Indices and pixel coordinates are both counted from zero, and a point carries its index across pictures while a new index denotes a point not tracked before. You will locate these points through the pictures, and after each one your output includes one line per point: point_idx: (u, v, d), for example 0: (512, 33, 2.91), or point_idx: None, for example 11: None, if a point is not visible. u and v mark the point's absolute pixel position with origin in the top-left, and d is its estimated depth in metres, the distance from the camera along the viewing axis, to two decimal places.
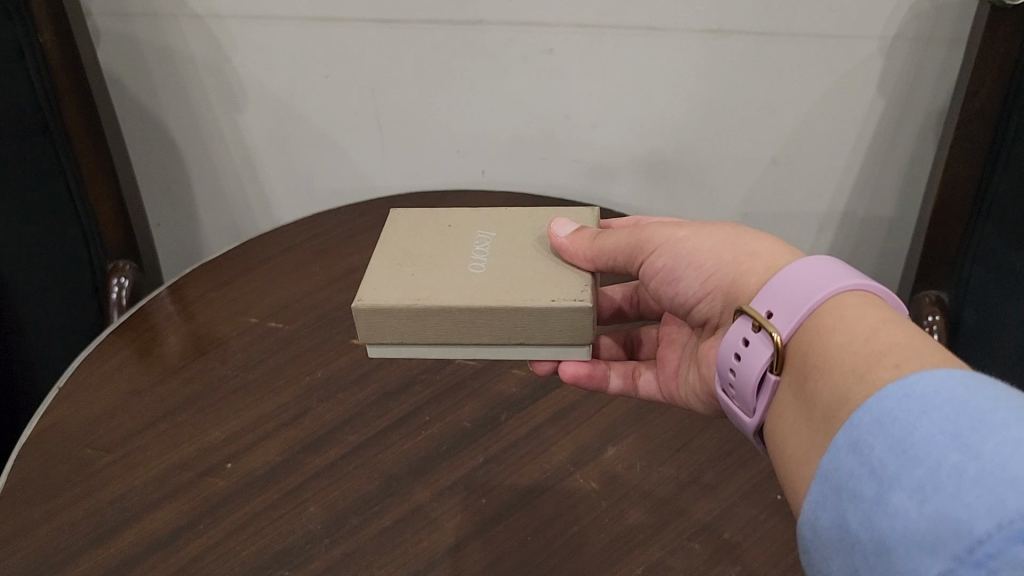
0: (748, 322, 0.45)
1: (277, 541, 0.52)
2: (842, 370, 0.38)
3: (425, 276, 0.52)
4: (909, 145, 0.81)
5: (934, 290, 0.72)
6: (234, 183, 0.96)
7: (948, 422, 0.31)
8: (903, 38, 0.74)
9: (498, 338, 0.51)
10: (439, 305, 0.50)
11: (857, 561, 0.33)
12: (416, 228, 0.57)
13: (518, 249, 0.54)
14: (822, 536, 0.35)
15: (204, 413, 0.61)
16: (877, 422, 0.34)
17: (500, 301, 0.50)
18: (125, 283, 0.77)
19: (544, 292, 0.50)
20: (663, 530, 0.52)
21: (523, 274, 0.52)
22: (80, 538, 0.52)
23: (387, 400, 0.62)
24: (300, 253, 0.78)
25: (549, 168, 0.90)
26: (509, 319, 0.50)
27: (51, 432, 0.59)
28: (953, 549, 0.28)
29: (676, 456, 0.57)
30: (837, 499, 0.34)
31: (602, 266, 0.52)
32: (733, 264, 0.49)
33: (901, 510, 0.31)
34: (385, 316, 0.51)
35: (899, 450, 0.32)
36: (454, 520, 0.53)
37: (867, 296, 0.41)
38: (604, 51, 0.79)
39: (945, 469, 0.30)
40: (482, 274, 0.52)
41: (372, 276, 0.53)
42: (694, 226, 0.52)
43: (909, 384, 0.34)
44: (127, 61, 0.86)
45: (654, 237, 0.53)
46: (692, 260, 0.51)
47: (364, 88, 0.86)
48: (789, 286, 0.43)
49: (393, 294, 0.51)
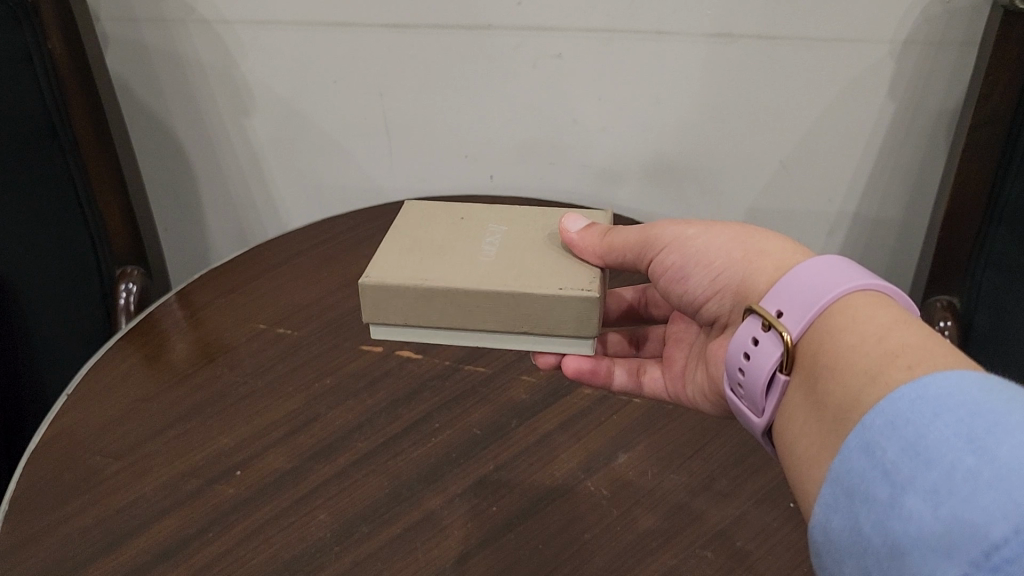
0: (758, 322, 0.44)
1: (288, 548, 0.51)
2: (854, 370, 0.37)
3: (435, 261, 0.52)
4: (920, 148, 0.81)
5: (947, 295, 0.71)
6: (241, 188, 0.96)
7: (962, 424, 0.31)
8: (914, 41, 0.74)
9: (502, 326, 0.51)
10: (444, 288, 0.49)
11: (870, 564, 0.32)
12: (427, 218, 0.56)
13: (529, 243, 0.54)
14: (833, 539, 0.35)
15: (213, 419, 0.61)
16: (890, 424, 0.33)
17: (506, 287, 0.49)
18: (134, 288, 0.77)
19: (551, 282, 0.50)
20: (677, 537, 0.52)
21: (532, 265, 0.52)
22: (90, 545, 0.51)
23: (397, 407, 0.62)
24: (309, 259, 0.77)
25: (558, 173, 0.90)
26: (515, 306, 0.50)
27: (60, 438, 0.59)
28: (969, 554, 0.28)
29: (688, 463, 0.57)
30: (849, 502, 0.34)
31: (612, 264, 0.52)
32: (742, 263, 0.48)
33: (915, 514, 0.30)
34: (390, 295, 0.50)
35: (912, 453, 0.32)
36: (465, 528, 0.53)
37: (877, 295, 0.41)
38: (614, 54, 0.79)
39: (960, 472, 0.29)
40: (490, 262, 0.52)
41: (382, 257, 0.52)
42: (705, 224, 0.52)
43: (922, 386, 0.33)
44: (136, 67, 0.86)
45: (664, 236, 0.52)
46: (702, 259, 0.50)
47: (372, 93, 0.86)
48: (800, 285, 0.43)
49: (401, 273, 0.51)
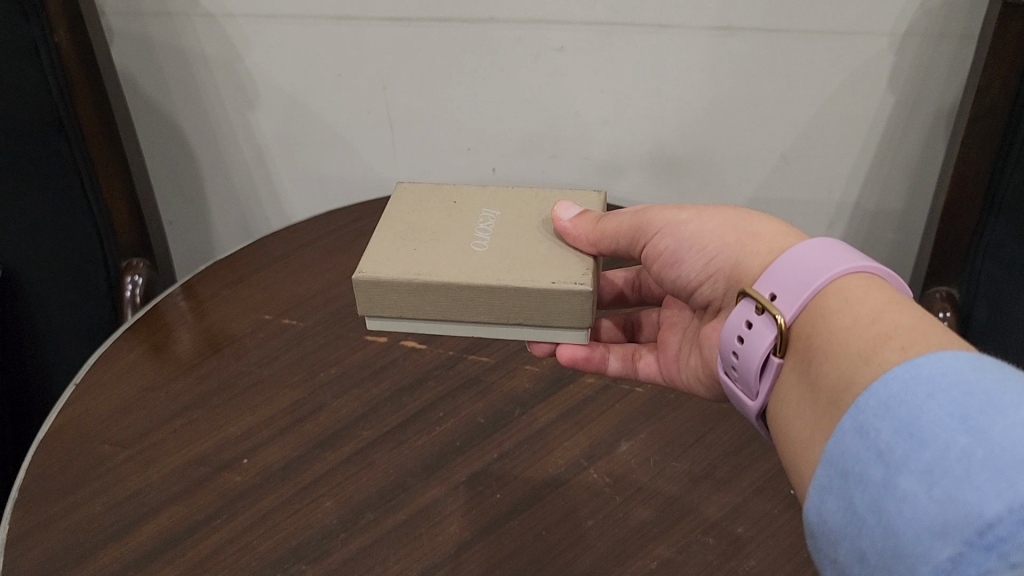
0: (751, 305, 0.45)
1: (295, 534, 0.52)
2: (847, 352, 0.38)
3: (428, 252, 0.52)
4: (919, 139, 0.81)
5: (945, 287, 0.72)
6: (245, 181, 0.97)
7: (956, 404, 0.31)
8: (914, 33, 0.74)
9: (497, 318, 0.51)
10: (438, 281, 0.50)
11: (864, 545, 0.33)
12: (421, 204, 0.57)
13: (524, 229, 0.54)
14: (828, 521, 0.35)
15: (219, 409, 0.61)
16: (883, 405, 0.34)
17: (503, 278, 0.50)
18: (139, 280, 0.78)
19: (547, 273, 0.50)
20: (679, 524, 0.52)
21: (525, 254, 0.52)
22: (99, 532, 0.52)
23: (402, 396, 0.62)
24: (313, 251, 0.78)
25: (560, 165, 0.90)
26: (508, 299, 0.50)
27: (68, 427, 0.60)
28: (963, 533, 0.28)
29: (690, 450, 0.57)
30: (844, 484, 0.34)
31: (604, 251, 0.52)
32: (736, 246, 0.49)
33: (910, 494, 0.31)
34: (384, 289, 0.51)
35: (906, 433, 0.32)
36: (470, 514, 0.53)
37: (869, 277, 0.41)
38: (616, 47, 0.80)
39: (954, 453, 0.30)
40: (483, 253, 0.52)
41: (374, 249, 0.53)
42: (697, 208, 0.52)
43: (915, 366, 0.34)
44: (141, 61, 0.87)
45: (656, 221, 0.53)
46: (695, 243, 0.51)
47: (377, 86, 0.86)
48: (793, 268, 0.43)
49: (394, 267, 0.51)
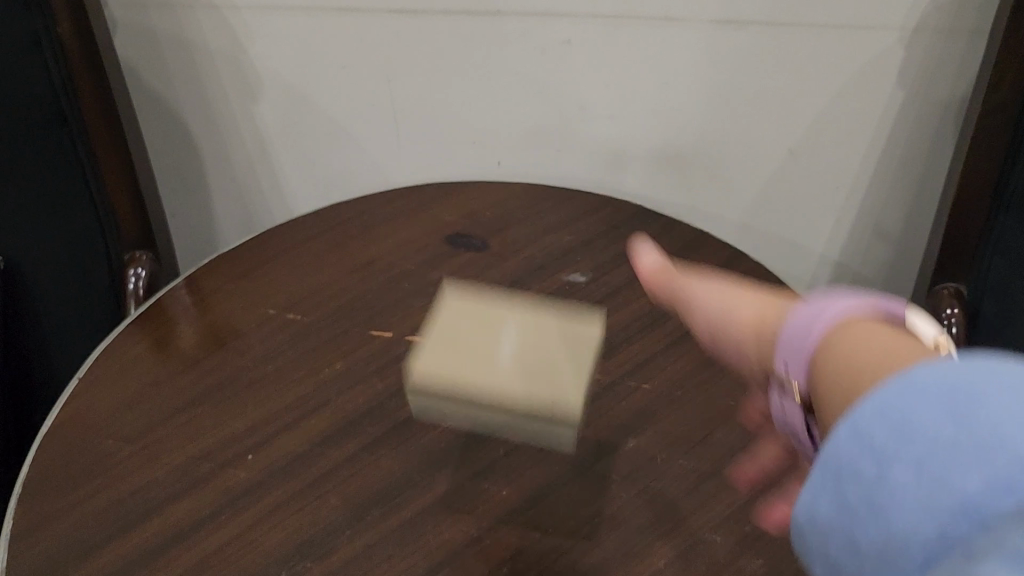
0: (779, 380, 0.44)
1: (300, 531, 0.52)
2: (841, 402, 0.36)
3: (467, 347, 0.48)
4: (929, 135, 0.81)
5: (953, 283, 0.71)
6: (249, 175, 0.96)
7: (948, 402, 0.30)
8: (925, 28, 0.74)
9: (510, 426, 0.49)
10: (470, 389, 0.47)
11: (861, 547, 0.31)
12: (442, 295, 0.52)
13: (551, 321, 0.51)
14: (819, 523, 0.33)
15: (223, 404, 0.61)
16: (876, 409, 0.31)
17: (524, 403, 0.47)
18: (142, 273, 0.75)
19: (572, 385, 0.47)
20: (686, 522, 0.52)
21: (554, 364, 0.49)
22: (103, 527, 0.52)
23: (407, 391, 0.62)
24: (318, 243, 0.77)
25: (566, 159, 0.90)
26: (527, 423, 0.48)
27: (72, 422, 0.59)
28: (967, 543, 0.27)
29: (698, 448, 0.57)
30: (834, 483, 0.32)
31: (665, 301, 0.53)
32: (760, 336, 0.46)
33: (903, 490, 0.29)
34: (427, 391, 0.48)
35: (899, 435, 0.30)
36: (476, 511, 0.53)
37: (874, 318, 0.40)
38: (623, 40, 0.79)
39: (952, 448, 0.28)
40: (519, 364, 0.48)
41: (426, 342, 0.49)
42: (740, 290, 0.49)
43: (908, 376, 0.32)
44: (144, 53, 0.86)
45: (703, 301, 0.50)
46: (743, 354, 0.48)
47: (381, 79, 0.86)
48: (795, 338, 0.42)
49: (443, 376, 0.48)
